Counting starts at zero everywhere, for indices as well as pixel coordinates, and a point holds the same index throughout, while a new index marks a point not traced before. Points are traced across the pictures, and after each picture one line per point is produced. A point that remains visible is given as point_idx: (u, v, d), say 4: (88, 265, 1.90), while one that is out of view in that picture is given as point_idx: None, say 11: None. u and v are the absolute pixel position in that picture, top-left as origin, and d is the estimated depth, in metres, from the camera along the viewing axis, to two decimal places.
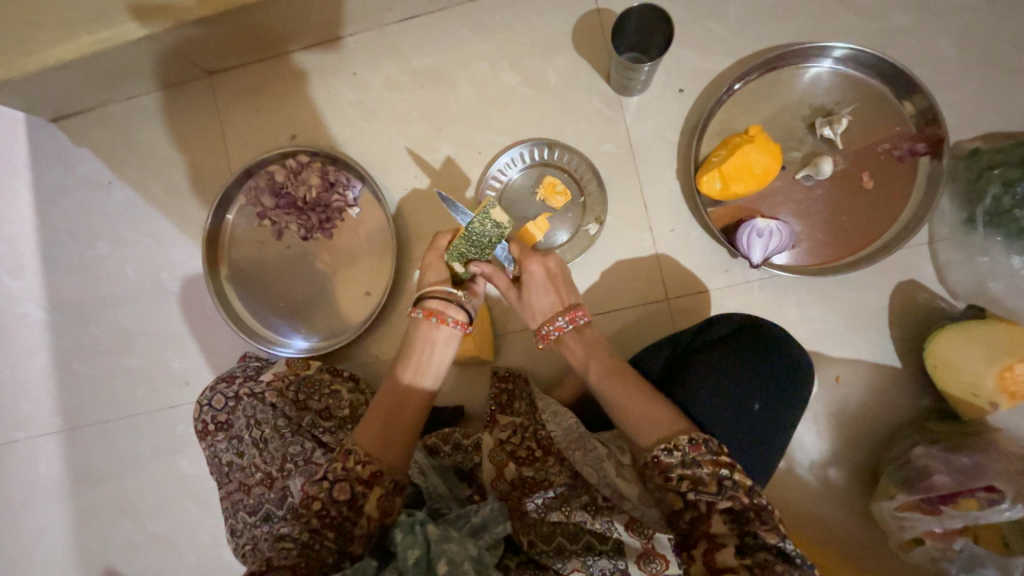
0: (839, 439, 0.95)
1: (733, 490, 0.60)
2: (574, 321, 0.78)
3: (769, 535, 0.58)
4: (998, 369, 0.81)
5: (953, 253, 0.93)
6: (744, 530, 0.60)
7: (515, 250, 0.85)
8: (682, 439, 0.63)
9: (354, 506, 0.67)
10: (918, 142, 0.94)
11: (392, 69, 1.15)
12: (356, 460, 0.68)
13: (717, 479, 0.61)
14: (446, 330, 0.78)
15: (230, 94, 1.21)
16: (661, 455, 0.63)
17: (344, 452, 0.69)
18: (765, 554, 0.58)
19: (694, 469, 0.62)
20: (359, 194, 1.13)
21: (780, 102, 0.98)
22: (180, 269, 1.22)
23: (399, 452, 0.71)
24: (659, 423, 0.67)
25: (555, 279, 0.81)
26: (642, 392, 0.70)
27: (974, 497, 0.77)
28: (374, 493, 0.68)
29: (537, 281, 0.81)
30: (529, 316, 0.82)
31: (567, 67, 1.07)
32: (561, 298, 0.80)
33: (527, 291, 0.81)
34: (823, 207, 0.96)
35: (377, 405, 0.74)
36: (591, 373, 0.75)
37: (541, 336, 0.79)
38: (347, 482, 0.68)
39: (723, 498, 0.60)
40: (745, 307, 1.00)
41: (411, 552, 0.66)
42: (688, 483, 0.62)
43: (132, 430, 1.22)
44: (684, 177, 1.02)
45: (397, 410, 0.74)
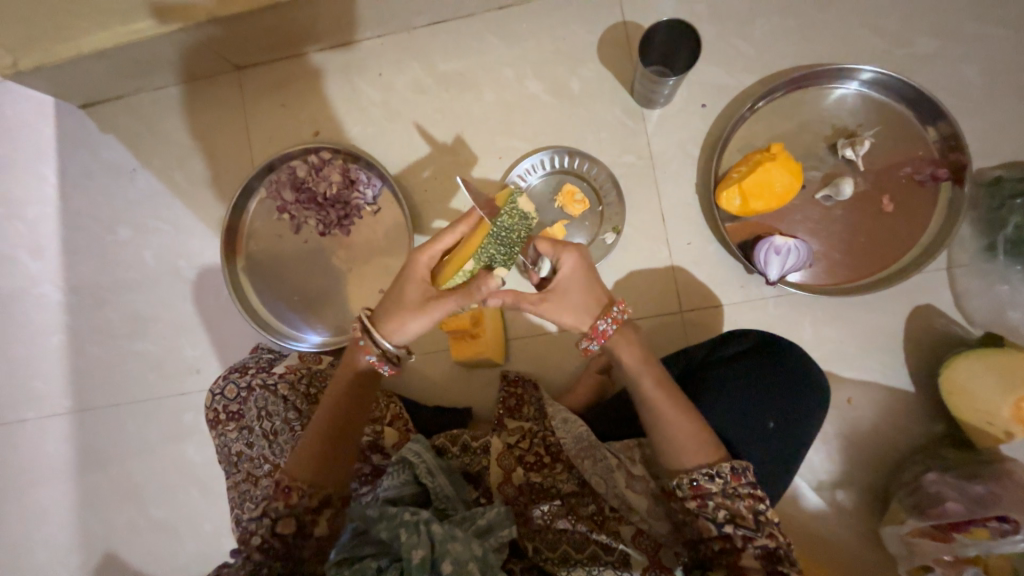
0: (849, 461, 0.94)
1: (769, 527, 0.67)
2: (625, 312, 0.75)
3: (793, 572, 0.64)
4: (1013, 399, 0.79)
5: (971, 280, 0.93)
6: (774, 568, 0.65)
7: (546, 246, 0.76)
8: (724, 467, 0.68)
9: (303, 533, 0.73)
10: (940, 167, 0.94)
11: (418, 71, 1.16)
12: (299, 494, 0.73)
13: (754, 513, 0.67)
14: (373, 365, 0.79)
15: (257, 89, 1.23)
16: (702, 480, 0.68)
17: (285, 490, 0.73)
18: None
19: (734, 500, 0.68)
20: (378, 193, 1.14)
21: (803, 122, 0.99)
22: (198, 258, 1.23)
23: (340, 476, 0.76)
24: (700, 444, 0.69)
25: (592, 274, 0.76)
26: (679, 406, 0.71)
27: (987, 526, 0.76)
28: (324, 516, 0.74)
29: (575, 279, 0.75)
30: (574, 318, 0.75)
31: (591, 77, 1.08)
32: (600, 294, 0.75)
33: (567, 289, 0.75)
34: (841, 227, 0.96)
35: (315, 431, 0.77)
36: (645, 385, 0.72)
37: (593, 339, 0.74)
38: (292, 517, 0.72)
39: (761, 535, 0.66)
40: (759, 323, 0.99)
41: (415, 552, 0.67)
42: (725, 513, 0.67)
43: (141, 415, 1.23)
44: (703, 191, 1.03)
45: (337, 438, 0.76)
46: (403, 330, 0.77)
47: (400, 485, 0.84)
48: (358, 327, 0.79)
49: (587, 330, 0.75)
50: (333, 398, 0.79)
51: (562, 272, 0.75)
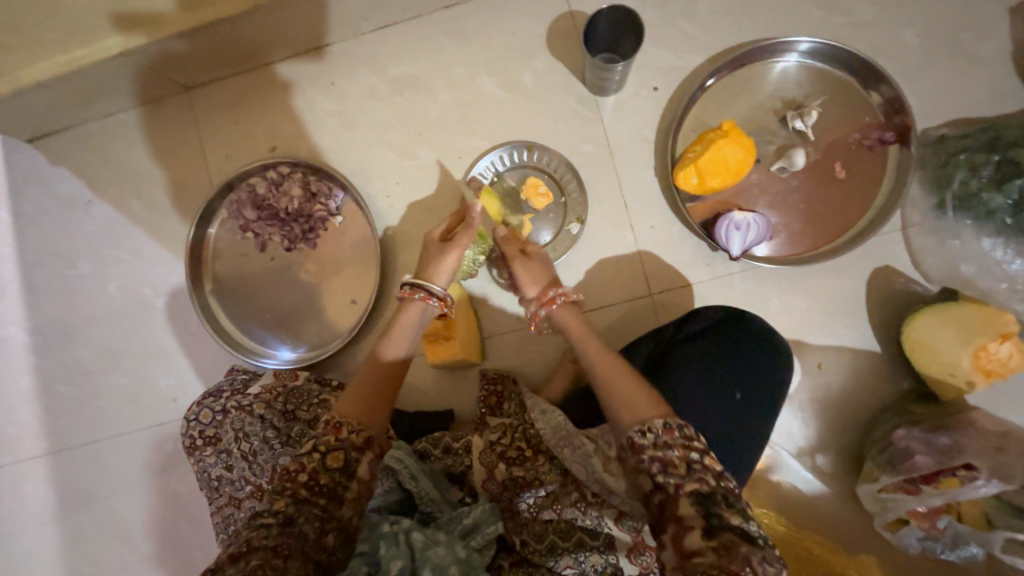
0: (825, 425, 0.96)
1: (703, 472, 0.60)
2: (576, 290, 0.81)
3: (734, 516, 0.57)
4: (973, 350, 0.83)
5: (926, 237, 0.95)
6: (711, 513, 0.58)
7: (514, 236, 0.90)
8: (655, 422, 0.63)
9: (348, 471, 0.68)
10: (887, 131, 0.96)
11: (370, 77, 1.15)
12: (349, 429, 0.70)
13: (687, 462, 0.61)
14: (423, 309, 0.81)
15: (208, 108, 1.21)
16: (634, 436, 0.63)
17: (335, 425, 0.70)
18: (729, 535, 0.56)
19: (664, 450, 0.62)
20: (341, 204, 1.13)
21: (750, 97, 1.00)
22: (164, 285, 1.21)
23: (383, 425, 0.74)
24: (639, 406, 0.66)
25: (549, 260, 0.86)
26: (619, 371, 0.71)
27: (955, 475, 0.78)
28: (367, 457, 0.70)
29: (540, 258, 0.86)
30: (527, 299, 0.83)
31: (543, 70, 1.09)
32: (548, 278, 0.83)
33: (529, 263, 0.85)
34: (798, 198, 0.98)
35: (360, 376, 0.76)
36: (586, 354, 0.76)
37: (535, 320, 0.81)
38: (340, 451, 0.68)
39: (692, 480, 0.60)
40: (727, 299, 1.01)
41: (394, 563, 0.66)
42: (658, 465, 0.61)
43: (121, 449, 1.21)
44: (662, 174, 1.04)
45: (382, 382, 0.76)
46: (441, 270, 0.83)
47: (386, 492, 0.86)
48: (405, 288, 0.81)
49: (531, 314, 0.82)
50: (378, 347, 0.79)
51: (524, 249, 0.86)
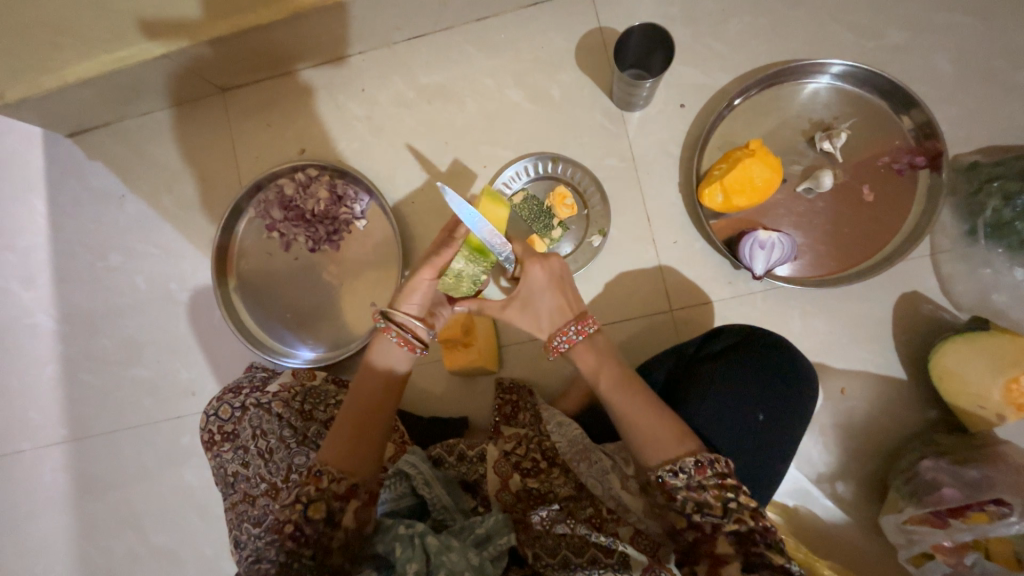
0: (846, 451, 0.94)
1: (739, 513, 0.64)
2: (584, 331, 0.77)
3: (774, 556, 0.61)
4: (1004, 381, 0.81)
5: (956, 264, 0.93)
6: (749, 551, 0.62)
7: (518, 249, 0.81)
8: (688, 461, 0.66)
9: (331, 522, 0.70)
10: (917, 155, 0.95)
11: (399, 85, 1.18)
12: (330, 478, 0.72)
13: (723, 502, 0.64)
14: (407, 354, 0.80)
15: (242, 110, 1.24)
16: (665, 476, 0.66)
17: (316, 474, 0.72)
18: (769, 570, 0.60)
19: (699, 491, 0.65)
20: (365, 207, 1.15)
21: (779, 117, 1.00)
22: (190, 280, 1.24)
23: (370, 470, 0.75)
24: (664, 444, 0.68)
25: (561, 281, 0.80)
26: (646, 406, 0.72)
27: (985, 510, 0.76)
28: (351, 506, 0.72)
29: (539, 288, 0.79)
30: (536, 327, 0.80)
31: (570, 83, 1.10)
32: (568, 306, 0.79)
33: (531, 300, 0.79)
34: (824, 219, 0.97)
35: (342, 423, 0.76)
36: (603, 385, 0.75)
37: (551, 349, 0.78)
38: (322, 501, 0.71)
39: (729, 521, 0.64)
40: (749, 318, 1.00)
41: (410, 565, 0.68)
42: (693, 505, 0.65)
43: (138, 440, 1.23)
44: (687, 190, 1.04)
45: (364, 425, 0.76)
46: (412, 303, 0.80)
47: (398, 496, 0.86)
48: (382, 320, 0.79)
49: (548, 341, 0.79)
50: (362, 388, 0.78)
51: (525, 278, 0.79)
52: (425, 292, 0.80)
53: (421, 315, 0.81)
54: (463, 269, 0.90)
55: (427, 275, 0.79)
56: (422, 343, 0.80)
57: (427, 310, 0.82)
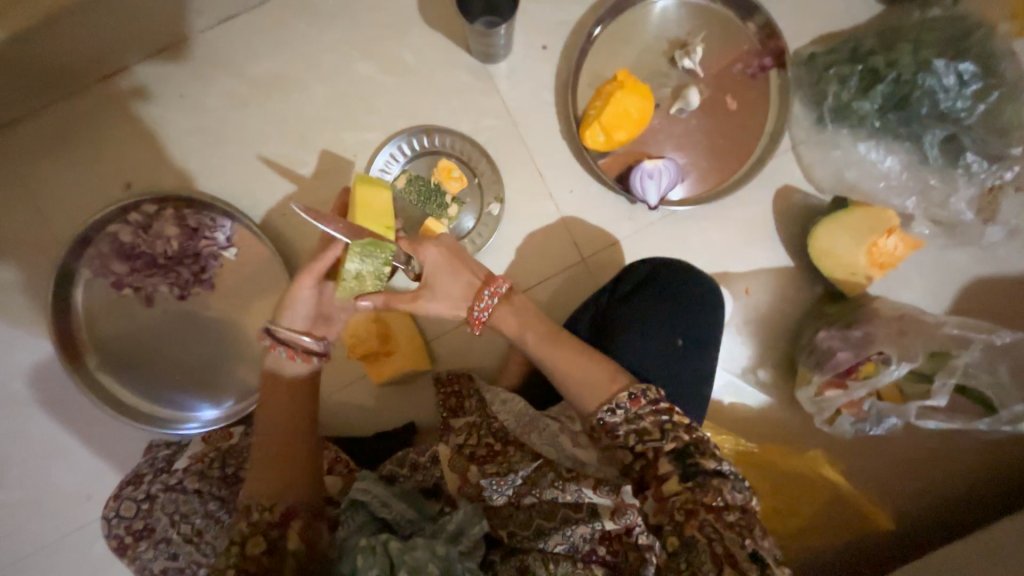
0: (760, 343, 1.04)
1: (675, 430, 0.64)
2: (497, 292, 0.75)
3: (708, 461, 0.62)
4: (867, 248, 0.92)
5: (814, 152, 1.02)
6: (688, 463, 0.63)
7: (406, 245, 0.75)
8: (621, 396, 0.67)
9: (275, 551, 0.66)
10: (764, 57, 0.99)
11: (226, 83, 1.00)
12: (260, 509, 0.68)
13: (659, 425, 0.65)
14: (309, 367, 0.76)
15: (28, 151, 0.99)
16: (604, 417, 0.67)
17: (246, 509, 0.68)
18: (704, 476, 0.62)
19: (637, 421, 0.66)
20: (231, 233, 0.99)
21: (639, 42, 0.99)
22: (36, 372, 1.02)
23: (305, 485, 0.72)
24: (599, 386, 0.69)
25: (461, 257, 0.76)
26: (576, 353, 0.72)
27: (870, 359, 0.88)
28: (292, 528, 0.68)
29: (438, 266, 0.75)
30: (451, 308, 0.75)
31: (423, 44, 1.00)
32: (474, 277, 0.76)
33: (434, 282, 0.75)
34: (699, 135, 1.00)
35: (261, 447, 0.73)
36: (528, 343, 0.75)
37: (474, 324, 0.75)
38: (259, 533, 0.66)
39: (668, 441, 0.64)
40: (655, 247, 1.03)
41: (370, 574, 0.61)
42: (634, 436, 0.65)
43: (38, 569, 1.03)
44: (569, 135, 1.01)
45: (284, 444, 0.73)
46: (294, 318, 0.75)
47: (355, 527, 0.76)
48: (270, 341, 0.74)
49: (468, 317, 0.76)
50: (275, 412, 0.75)
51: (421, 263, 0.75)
52: (305, 302, 0.74)
53: (308, 328, 0.76)
54: (360, 267, 0.68)
55: (304, 284, 0.72)
56: (318, 353, 0.75)
57: (314, 320, 0.77)
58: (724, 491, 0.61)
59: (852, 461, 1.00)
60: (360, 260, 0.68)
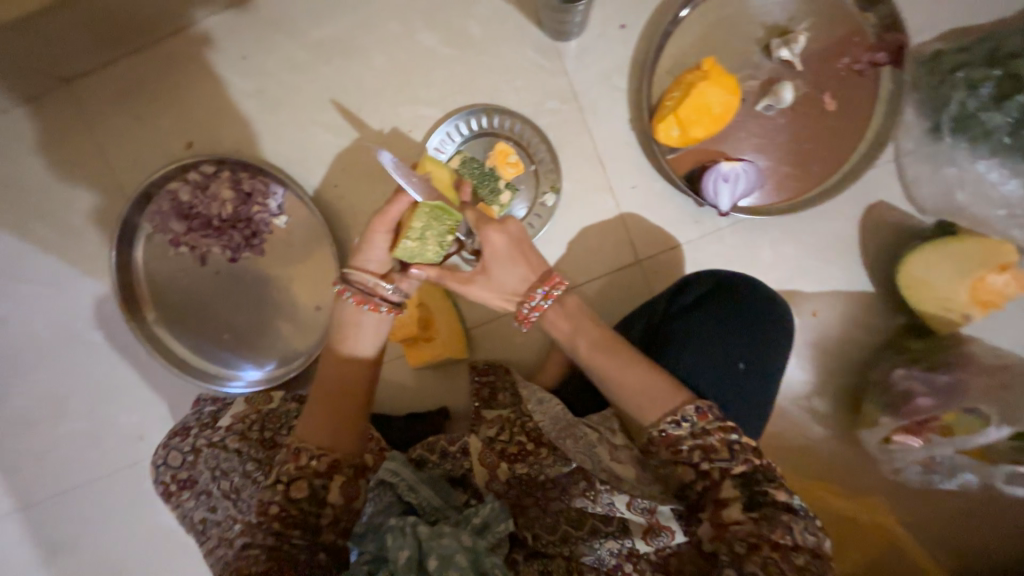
0: (824, 372, 0.95)
1: (744, 453, 0.60)
2: (552, 294, 0.70)
3: (778, 492, 0.58)
4: (970, 283, 0.81)
5: (920, 167, 0.90)
6: (753, 491, 0.59)
7: (472, 219, 0.71)
8: (688, 409, 0.62)
9: (317, 500, 0.66)
10: (878, 51, 0.87)
11: (289, 46, 0.98)
12: (308, 456, 0.67)
13: (727, 445, 0.60)
14: (373, 317, 0.70)
15: (100, 103, 1.02)
16: (667, 428, 0.62)
17: (294, 452, 0.67)
18: (771, 509, 0.57)
19: (704, 437, 0.60)
20: (283, 201, 0.99)
21: (732, 25, 0.88)
22: (99, 316, 1.08)
23: (354, 441, 0.70)
24: (657, 399, 0.64)
25: (523, 246, 0.71)
26: (633, 360, 0.67)
27: (953, 409, 0.80)
28: (335, 482, 0.67)
29: (500, 252, 0.70)
30: (502, 298, 0.72)
31: (491, 15, 0.93)
32: (531, 270, 0.71)
33: (491, 269, 0.70)
34: (787, 137, 0.90)
35: (317, 393, 0.70)
36: (580, 350, 0.70)
37: (523, 318, 0.71)
38: (303, 479, 0.66)
39: (736, 463, 0.59)
40: (719, 256, 0.95)
41: (400, 554, 0.64)
42: (699, 453, 0.60)
43: (94, 495, 1.12)
44: (639, 126, 0.93)
45: (339, 397, 0.70)
46: (368, 262, 0.71)
47: (381, 507, 0.78)
48: (341, 284, 0.70)
49: (518, 310, 0.71)
50: (334, 363, 0.71)
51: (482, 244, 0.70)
52: (379, 247, 0.70)
53: (383, 272, 0.71)
54: (426, 228, 0.67)
55: (379, 229, 0.68)
56: (386, 302, 0.70)
57: (389, 264, 0.72)
58: (794, 529, 0.56)
59: (912, 511, 0.92)
60: (427, 221, 0.66)
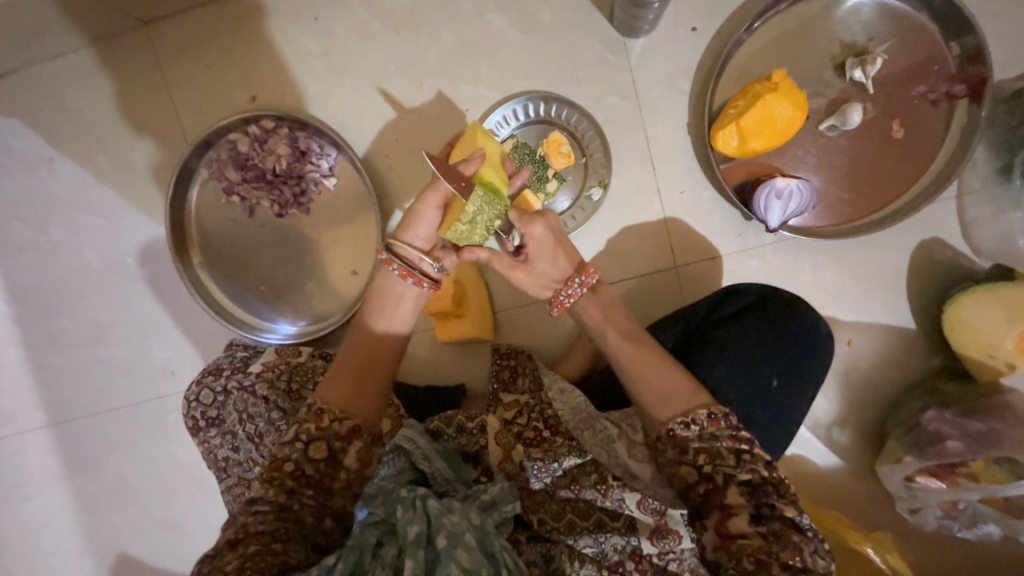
0: (850, 403, 0.93)
1: (753, 462, 0.59)
2: (586, 284, 0.71)
3: (786, 508, 0.57)
4: (1019, 332, 0.77)
5: (982, 208, 0.87)
6: (760, 503, 0.58)
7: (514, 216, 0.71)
8: (699, 413, 0.63)
9: (334, 462, 0.66)
10: (956, 83, 0.84)
11: (360, 12, 0.99)
12: (331, 418, 0.67)
13: (737, 453, 0.60)
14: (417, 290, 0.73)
15: (174, 48, 1.05)
16: (676, 428, 0.63)
17: (315, 413, 0.67)
18: (780, 525, 0.57)
19: (711, 442, 0.61)
20: (334, 163, 1.02)
21: (807, 39, 0.87)
22: (147, 253, 1.12)
23: (375, 408, 0.71)
24: (679, 401, 0.65)
25: (559, 240, 0.73)
26: (657, 360, 0.68)
27: (982, 458, 0.78)
28: (353, 446, 0.68)
29: (543, 245, 0.71)
30: (539, 286, 0.73)
31: (563, 3, 0.93)
32: (568, 261, 0.72)
33: (532, 259, 0.71)
34: (847, 160, 0.88)
35: (343, 359, 0.72)
36: (609, 339, 0.70)
37: (557, 305, 0.72)
38: (324, 440, 0.66)
39: (742, 471, 0.59)
40: (759, 273, 0.94)
41: (410, 528, 0.64)
42: (705, 457, 0.61)
43: (122, 421, 1.18)
44: (696, 131, 0.93)
45: (366, 363, 0.72)
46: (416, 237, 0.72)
47: (395, 471, 0.80)
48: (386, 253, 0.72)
49: (552, 297, 0.73)
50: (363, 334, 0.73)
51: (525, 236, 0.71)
52: (428, 221, 0.71)
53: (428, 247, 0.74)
54: (477, 213, 0.67)
55: (430, 202, 0.70)
56: (430, 277, 0.73)
57: (435, 241, 0.74)
58: (803, 550, 0.55)
59: (921, 554, 0.91)
60: (479, 207, 0.67)
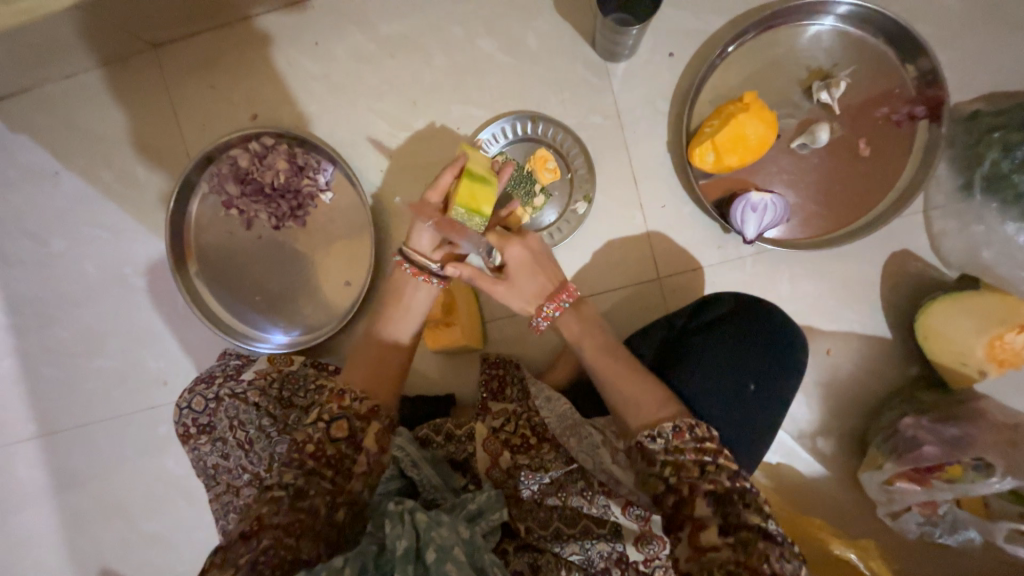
0: (831, 411, 0.95)
1: (717, 474, 0.61)
2: (559, 307, 0.75)
3: (753, 516, 0.58)
4: (988, 339, 0.81)
5: (948, 221, 0.91)
6: (728, 512, 0.58)
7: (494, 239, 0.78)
8: (665, 426, 0.64)
9: (353, 442, 0.67)
10: (916, 105, 0.90)
11: (358, 37, 1.05)
12: (352, 398, 0.69)
13: (700, 464, 0.62)
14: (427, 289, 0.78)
15: (180, 70, 1.11)
16: (643, 441, 0.64)
17: (338, 393, 0.69)
18: (749, 534, 0.57)
19: (677, 455, 0.63)
20: (331, 178, 1.06)
21: (776, 64, 0.93)
22: (145, 265, 1.15)
23: (391, 394, 0.74)
24: (651, 408, 0.67)
25: (541, 260, 0.77)
26: (629, 372, 0.71)
27: (960, 462, 0.79)
28: (372, 427, 0.68)
29: (521, 265, 0.76)
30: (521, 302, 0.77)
31: (549, 30, 1.00)
32: (548, 280, 0.76)
33: (514, 277, 0.76)
34: (818, 176, 0.92)
35: (363, 351, 0.76)
36: (584, 350, 0.74)
37: (538, 322, 0.76)
38: (345, 420, 0.67)
39: (706, 482, 0.60)
40: (739, 283, 0.97)
41: (398, 543, 0.62)
42: (671, 468, 0.62)
43: (112, 432, 1.18)
44: (676, 149, 0.98)
45: (384, 354, 0.76)
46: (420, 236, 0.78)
47: (388, 480, 0.81)
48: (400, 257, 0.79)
49: (534, 313, 0.76)
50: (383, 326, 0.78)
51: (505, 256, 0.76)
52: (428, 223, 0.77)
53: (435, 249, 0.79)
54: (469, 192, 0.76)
55: (432, 203, 0.77)
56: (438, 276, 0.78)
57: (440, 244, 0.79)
58: (770, 557, 0.54)
59: (905, 563, 0.91)
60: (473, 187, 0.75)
